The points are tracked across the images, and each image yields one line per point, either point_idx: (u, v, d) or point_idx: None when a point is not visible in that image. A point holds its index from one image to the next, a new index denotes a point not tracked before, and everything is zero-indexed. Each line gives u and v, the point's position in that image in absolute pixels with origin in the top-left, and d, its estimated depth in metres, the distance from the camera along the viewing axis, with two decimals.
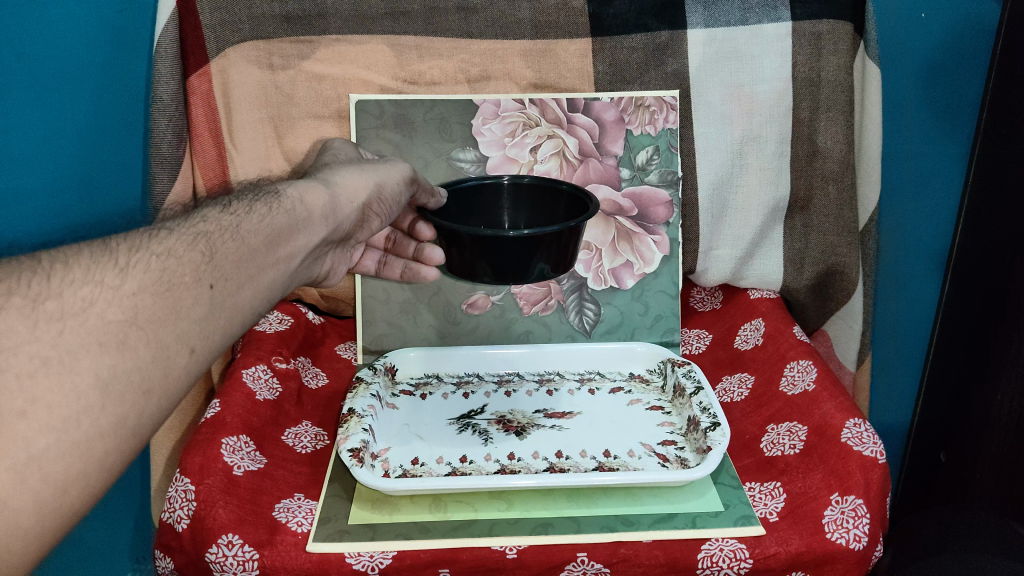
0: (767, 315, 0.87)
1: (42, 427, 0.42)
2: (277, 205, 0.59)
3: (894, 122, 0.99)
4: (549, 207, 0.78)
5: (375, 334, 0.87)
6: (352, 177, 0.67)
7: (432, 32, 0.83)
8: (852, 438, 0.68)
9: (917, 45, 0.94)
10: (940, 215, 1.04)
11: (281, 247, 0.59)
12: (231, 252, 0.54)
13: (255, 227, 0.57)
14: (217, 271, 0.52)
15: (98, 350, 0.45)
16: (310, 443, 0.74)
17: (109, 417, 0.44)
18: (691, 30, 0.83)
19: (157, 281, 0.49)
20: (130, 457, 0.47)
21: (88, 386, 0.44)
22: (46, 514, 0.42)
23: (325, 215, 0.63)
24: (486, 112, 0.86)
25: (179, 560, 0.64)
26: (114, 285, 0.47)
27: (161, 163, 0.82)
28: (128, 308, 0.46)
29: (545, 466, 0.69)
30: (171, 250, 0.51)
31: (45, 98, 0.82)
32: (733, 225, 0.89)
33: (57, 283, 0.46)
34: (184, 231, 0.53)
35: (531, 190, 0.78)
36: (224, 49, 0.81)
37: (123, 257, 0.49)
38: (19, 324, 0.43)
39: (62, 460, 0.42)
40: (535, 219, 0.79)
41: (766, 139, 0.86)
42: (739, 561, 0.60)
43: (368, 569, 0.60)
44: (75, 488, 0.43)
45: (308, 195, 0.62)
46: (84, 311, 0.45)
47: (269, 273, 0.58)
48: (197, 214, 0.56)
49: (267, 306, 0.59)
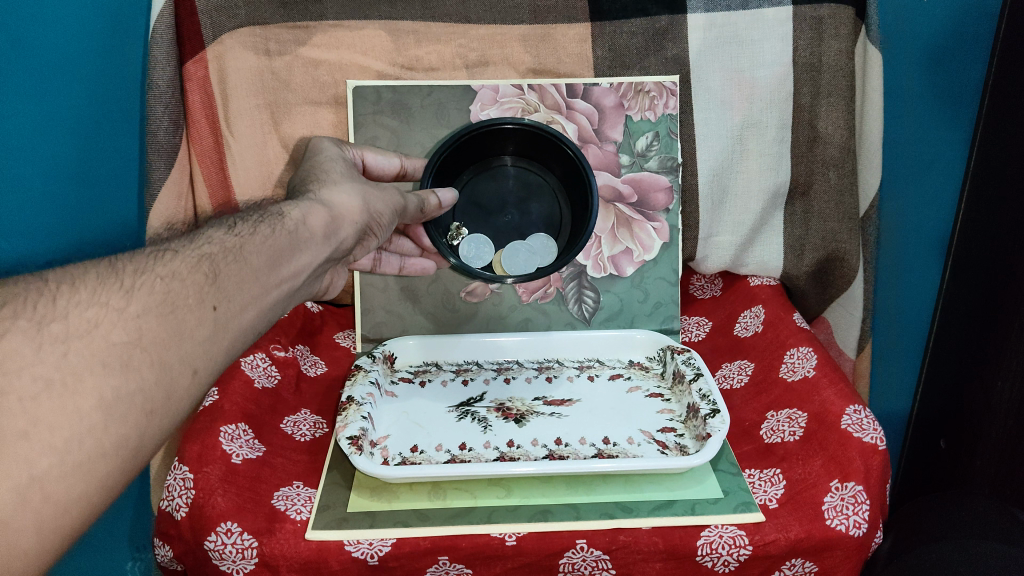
0: (767, 301, 0.87)
1: (44, 447, 0.42)
2: (280, 226, 0.59)
3: (893, 107, 0.98)
4: (561, 162, 0.85)
5: (374, 322, 0.87)
6: (354, 198, 0.66)
7: (430, 17, 0.83)
8: (852, 425, 0.67)
9: (918, 28, 0.93)
10: (941, 203, 1.03)
11: (285, 267, 0.58)
12: (234, 273, 0.54)
13: (258, 248, 0.56)
14: (220, 292, 0.52)
15: (101, 371, 0.45)
16: (309, 431, 0.74)
17: (112, 436, 0.44)
18: (691, 15, 0.83)
19: (161, 303, 0.49)
20: (133, 470, 0.47)
21: (91, 407, 0.44)
22: (47, 534, 0.42)
23: (326, 235, 0.63)
24: (485, 97, 0.85)
25: (179, 548, 0.64)
26: (119, 307, 0.47)
27: (159, 151, 0.82)
28: (132, 330, 0.47)
29: (544, 453, 0.69)
30: (176, 272, 0.51)
31: (51, 107, 0.78)
32: (732, 211, 0.89)
33: (62, 304, 0.46)
34: (189, 253, 0.53)
35: (528, 132, 0.83)
36: (219, 35, 0.80)
37: (129, 279, 0.49)
38: (24, 345, 0.43)
39: (65, 480, 0.42)
40: (544, 161, 0.86)
41: (767, 126, 0.86)
42: (739, 547, 0.60)
43: (368, 556, 0.60)
44: (76, 505, 0.43)
45: (311, 217, 0.62)
46: (89, 332, 0.45)
47: (273, 293, 0.57)
48: (201, 235, 0.56)
49: (271, 320, 0.58)
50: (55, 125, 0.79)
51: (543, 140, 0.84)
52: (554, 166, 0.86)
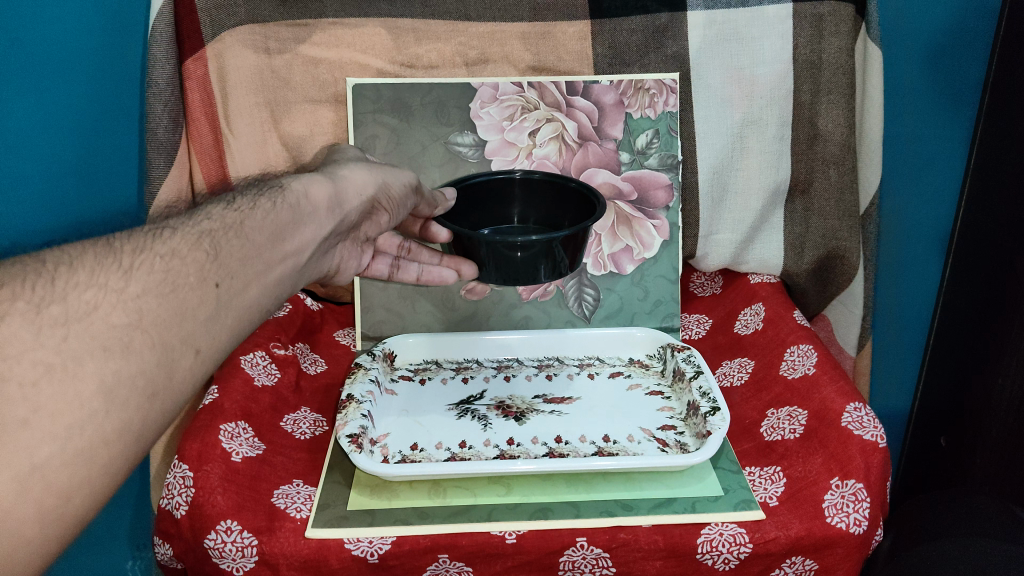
0: (767, 299, 0.87)
1: (45, 435, 0.42)
2: (281, 200, 0.59)
3: (893, 105, 0.98)
4: (556, 205, 0.80)
5: (374, 320, 0.87)
6: (360, 174, 0.66)
7: (430, 15, 0.83)
8: (853, 422, 0.67)
9: (918, 25, 0.93)
10: (941, 200, 1.03)
11: (288, 241, 0.58)
12: (235, 249, 0.54)
13: (259, 223, 0.56)
14: (222, 270, 0.52)
15: (102, 355, 0.45)
16: (309, 430, 0.74)
17: (113, 423, 0.44)
18: (691, 12, 0.83)
19: (161, 283, 0.49)
20: (135, 460, 0.47)
21: (92, 394, 0.44)
22: (48, 524, 0.42)
23: (330, 208, 0.63)
24: (485, 95, 0.85)
25: (179, 546, 0.63)
26: (118, 288, 0.47)
27: (158, 149, 0.81)
28: (132, 312, 0.47)
29: (544, 451, 0.69)
30: (175, 250, 0.51)
31: (47, 98, 0.80)
32: (733, 209, 0.89)
33: (61, 285, 0.46)
34: (188, 230, 0.53)
35: (527, 186, 0.79)
36: (219, 33, 0.80)
37: (127, 259, 0.49)
38: (23, 329, 0.43)
39: (65, 469, 0.42)
40: (544, 214, 0.81)
41: (767, 123, 0.86)
42: (739, 546, 0.60)
43: (367, 554, 0.60)
44: (78, 495, 0.43)
45: (312, 191, 0.62)
46: (89, 315, 0.45)
47: (276, 269, 0.58)
48: (200, 212, 0.56)
49: (275, 303, 0.58)
50: (50, 115, 0.81)
51: (528, 183, 0.79)
52: (556, 211, 0.80)
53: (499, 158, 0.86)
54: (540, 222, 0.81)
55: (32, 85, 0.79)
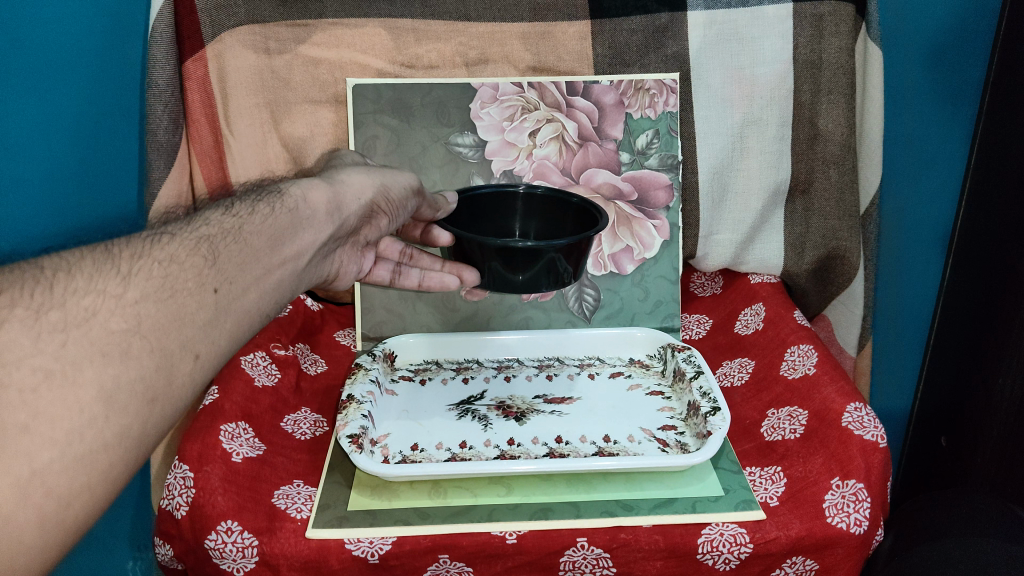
0: (767, 299, 0.87)
1: (45, 441, 0.42)
2: (279, 205, 0.59)
3: (894, 104, 0.98)
4: (557, 221, 0.79)
5: (374, 320, 0.87)
6: (358, 177, 0.67)
7: (430, 15, 0.83)
8: (853, 422, 0.67)
9: (918, 25, 0.93)
10: (942, 198, 1.03)
11: (287, 246, 0.58)
12: (233, 254, 0.54)
13: (257, 228, 0.56)
14: (220, 275, 0.53)
15: (101, 361, 0.45)
16: (309, 430, 0.74)
17: (113, 428, 0.44)
18: (691, 12, 0.83)
19: (160, 288, 0.49)
20: (136, 464, 0.47)
21: (91, 399, 0.44)
22: (49, 530, 0.42)
23: (329, 211, 0.63)
24: (485, 95, 0.85)
25: (179, 547, 0.63)
26: (116, 294, 0.47)
27: (159, 150, 0.81)
28: (131, 317, 0.47)
29: (545, 451, 0.69)
30: (174, 255, 0.51)
31: (45, 101, 0.80)
32: (733, 209, 0.89)
33: (59, 291, 0.46)
34: (186, 236, 0.53)
35: (529, 201, 0.79)
36: (219, 33, 0.80)
37: (125, 265, 0.49)
38: (22, 335, 0.43)
39: (65, 474, 0.42)
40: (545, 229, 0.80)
41: (767, 123, 0.86)
42: (740, 545, 0.60)
43: (368, 555, 0.60)
44: (78, 500, 0.43)
45: (311, 194, 0.62)
46: (87, 322, 0.45)
47: (276, 273, 0.58)
48: (199, 217, 0.56)
49: (276, 305, 0.58)
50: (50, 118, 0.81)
51: (532, 196, 0.79)
52: (557, 226, 0.79)
53: (499, 159, 0.86)
54: (540, 236, 0.81)
55: (31, 88, 0.79)
